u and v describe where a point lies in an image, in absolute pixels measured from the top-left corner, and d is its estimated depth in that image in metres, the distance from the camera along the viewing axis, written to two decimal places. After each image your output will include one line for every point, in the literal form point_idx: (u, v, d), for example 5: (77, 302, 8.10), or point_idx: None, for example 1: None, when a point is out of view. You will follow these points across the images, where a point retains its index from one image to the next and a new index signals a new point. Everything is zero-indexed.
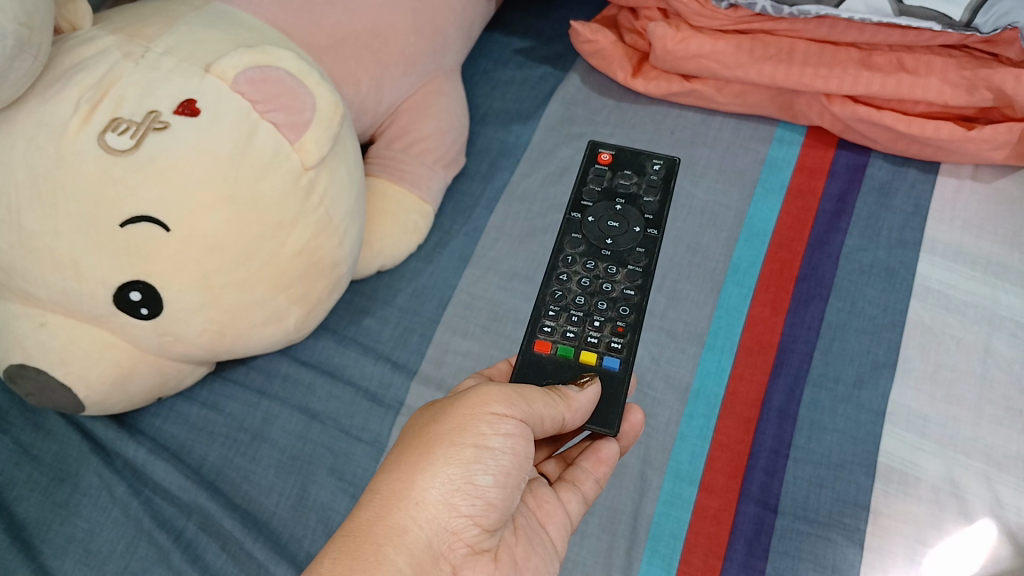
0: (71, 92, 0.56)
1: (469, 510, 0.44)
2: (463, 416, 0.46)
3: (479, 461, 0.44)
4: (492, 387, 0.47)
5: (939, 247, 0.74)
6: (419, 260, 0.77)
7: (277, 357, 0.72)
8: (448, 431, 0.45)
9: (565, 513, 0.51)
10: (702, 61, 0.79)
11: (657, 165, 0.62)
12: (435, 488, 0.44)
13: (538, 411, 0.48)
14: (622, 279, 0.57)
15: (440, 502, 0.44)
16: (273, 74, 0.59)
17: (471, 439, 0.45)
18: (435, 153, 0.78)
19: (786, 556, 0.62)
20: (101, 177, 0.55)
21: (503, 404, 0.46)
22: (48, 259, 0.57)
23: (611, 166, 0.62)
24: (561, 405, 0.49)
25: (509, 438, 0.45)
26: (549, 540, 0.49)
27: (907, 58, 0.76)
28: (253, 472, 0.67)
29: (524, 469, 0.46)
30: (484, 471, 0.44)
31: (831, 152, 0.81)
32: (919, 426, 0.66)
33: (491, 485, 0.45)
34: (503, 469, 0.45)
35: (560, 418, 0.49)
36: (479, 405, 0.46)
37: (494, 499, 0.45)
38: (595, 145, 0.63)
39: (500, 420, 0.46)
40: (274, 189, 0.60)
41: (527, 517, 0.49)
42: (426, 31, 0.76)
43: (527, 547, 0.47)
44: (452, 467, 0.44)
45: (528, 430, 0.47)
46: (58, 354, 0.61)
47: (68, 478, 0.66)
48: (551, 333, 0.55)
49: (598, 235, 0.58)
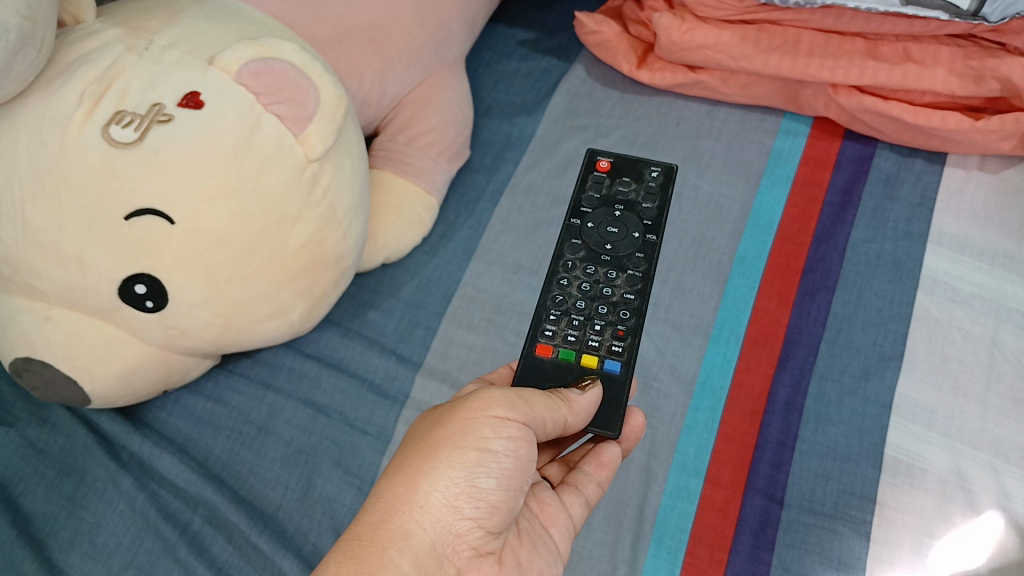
0: (74, 86, 0.56)
1: (473, 512, 0.44)
2: (465, 420, 0.46)
3: (481, 464, 0.44)
4: (494, 391, 0.47)
5: (945, 238, 0.74)
6: (423, 254, 0.77)
7: (282, 350, 0.72)
8: (450, 435, 0.45)
9: (568, 516, 0.50)
10: (707, 52, 0.78)
11: (654, 172, 0.61)
12: (438, 491, 0.44)
13: (540, 414, 0.48)
14: (621, 285, 0.57)
15: (444, 505, 0.44)
16: (276, 67, 0.59)
17: (474, 442, 0.45)
18: (438, 146, 0.78)
19: (791, 548, 0.62)
20: (105, 171, 0.55)
21: (505, 408, 0.46)
22: (53, 253, 0.57)
23: (610, 173, 0.62)
24: (563, 408, 0.49)
25: (511, 441, 0.46)
26: (553, 543, 0.49)
27: (914, 48, 0.75)
28: (258, 466, 0.67)
29: (526, 472, 0.46)
30: (487, 475, 0.44)
31: (837, 143, 0.80)
32: (926, 418, 0.66)
33: (494, 488, 0.45)
34: (506, 471, 0.45)
35: (562, 421, 0.49)
36: (480, 410, 0.46)
37: (497, 501, 0.45)
38: (593, 154, 0.63)
39: (503, 424, 0.46)
40: (278, 184, 0.60)
41: (530, 520, 0.49)
42: (429, 23, 0.76)
43: (531, 550, 0.47)
44: (455, 471, 0.44)
45: (530, 433, 0.47)
46: (63, 348, 0.61)
47: (74, 471, 0.66)
48: (552, 336, 0.55)
49: (597, 240, 0.58)
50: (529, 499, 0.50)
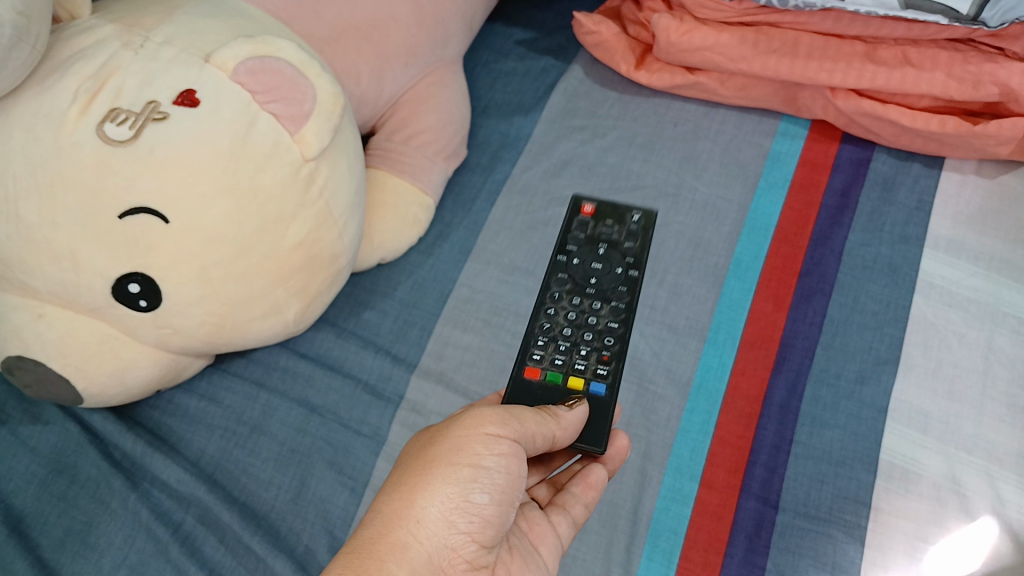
0: (69, 82, 0.55)
1: (467, 526, 0.44)
2: (459, 437, 0.45)
3: (475, 480, 0.44)
4: (489, 410, 0.46)
5: (941, 242, 0.74)
6: (419, 253, 0.77)
7: (276, 350, 0.72)
8: (444, 451, 0.45)
9: (556, 535, 0.50)
10: (705, 53, 0.78)
11: (635, 217, 0.60)
12: (433, 506, 0.44)
13: (531, 430, 0.47)
14: (606, 318, 0.56)
15: (439, 519, 0.43)
16: (273, 65, 0.59)
17: (467, 458, 0.45)
18: (435, 146, 0.78)
19: (785, 552, 0.62)
20: (100, 169, 0.54)
21: (497, 424, 0.46)
22: (47, 250, 0.56)
23: (594, 217, 0.60)
24: (552, 424, 0.49)
25: (503, 458, 0.45)
26: (542, 560, 0.49)
27: (913, 52, 0.75)
28: (251, 466, 0.67)
29: (518, 487, 0.46)
30: (480, 490, 0.44)
31: (835, 146, 0.80)
32: (921, 423, 0.66)
33: (488, 502, 0.44)
34: (499, 486, 0.45)
35: (551, 437, 0.49)
36: (476, 428, 0.45)
37: (491, 516, 0.44)
38: (577, 197, 0.61)
39: (496, 441, 0.45)
40: (273, 184, 0.59)
41: (520, 537, 0.49)
42: (427, 22, 0.75)
43: (522, 564, 0.47)
44: (451, 486, 0.44)
45: (521, 450, 0.46)
46: (56, 347, 0.60)
47: (65, 470, 0.65)
48: (539, 359, 0.55)
49: (582, 275, 0.57)
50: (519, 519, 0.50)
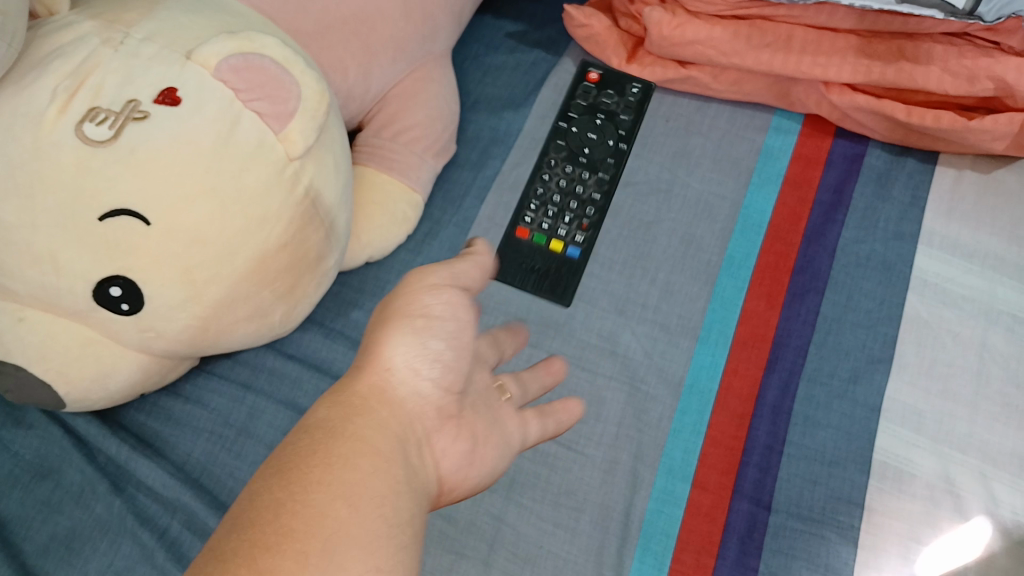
0: (47, 79, 0.54)
1: (429, 371, 0.47)
2: (405, 291, 0.48)
3: (426, 325, 0.47)
4: (433, 264, 0.49)
5: (936, 239, 0.73)
6: (407, 252, 0.76)
7: (262, 351, 0.71)
8: (393, 306, 0.48)
9: (497, 445, 0.51)
10: (698, 48, 0.77)
11: (595, 186, 0.76)
12: (398, 351, 0.46)
13: (466, 269, 0.50)
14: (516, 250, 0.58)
15: (404, 363, 0.46)
16: (256, 62, 0.57)
17: (415, 308, 0.47)
18: (424, 142, 0.76)
19: (778, 553, 0.62)
20: (80, 170, 0.53)
21: (439, 274, 0.49)
22: (25, 253, 0.54)
23: (565, 173, 0.76)
24: (474, 258, 0.51)
25: (448, 300, 0.48)
26: (504, 432, 0.52)
27: (908, 46, 0.74)
28: (237, 470, 0.66)
29: (467, 332, 0.49)
30: (434, 334, 0.47)
31: (828, 141, 0.79)
32: (915, 422, 0.65)
33: (444, 345, 0.47)
34: (452, 331, 0.48)
35: (472, 270, 0.50)
36: (418, 286, 0.48)
37: (448, 358, 0.48)
38: (546, 150, 0.77)
39: (439, 287, 0.48)
40: (258, 184, 0.58)
41: (470, 411, 0.50)
42: (415, 15, 0.73)
43: (482, 419, 0.50)
44: (407, 333, 0.47)
45: (462, 292, 0.49)
46: (37, 350, 0.59)
47: (49, 474, 0.64)
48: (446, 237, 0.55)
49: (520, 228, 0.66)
50: (493, 383, 0.54)
